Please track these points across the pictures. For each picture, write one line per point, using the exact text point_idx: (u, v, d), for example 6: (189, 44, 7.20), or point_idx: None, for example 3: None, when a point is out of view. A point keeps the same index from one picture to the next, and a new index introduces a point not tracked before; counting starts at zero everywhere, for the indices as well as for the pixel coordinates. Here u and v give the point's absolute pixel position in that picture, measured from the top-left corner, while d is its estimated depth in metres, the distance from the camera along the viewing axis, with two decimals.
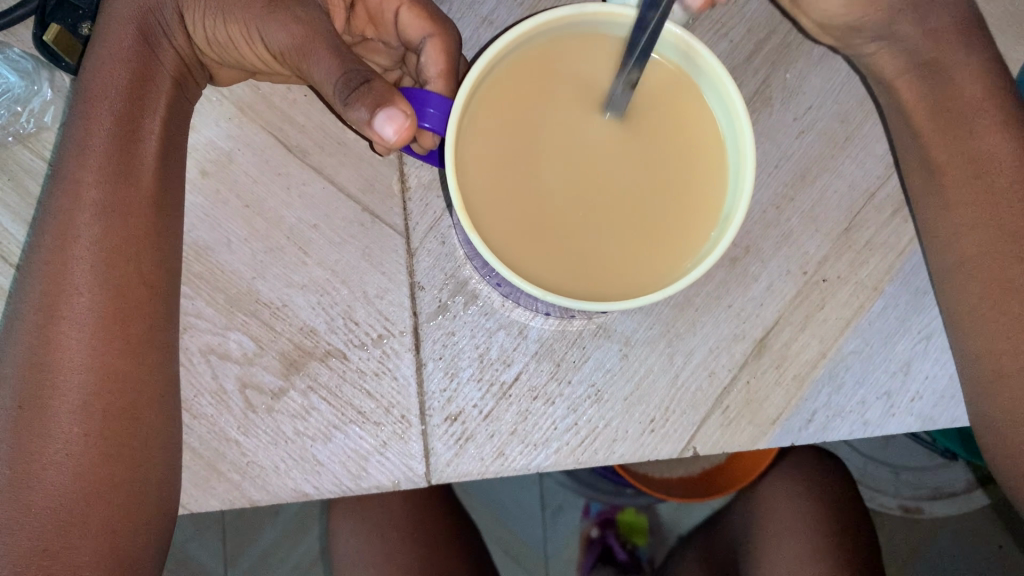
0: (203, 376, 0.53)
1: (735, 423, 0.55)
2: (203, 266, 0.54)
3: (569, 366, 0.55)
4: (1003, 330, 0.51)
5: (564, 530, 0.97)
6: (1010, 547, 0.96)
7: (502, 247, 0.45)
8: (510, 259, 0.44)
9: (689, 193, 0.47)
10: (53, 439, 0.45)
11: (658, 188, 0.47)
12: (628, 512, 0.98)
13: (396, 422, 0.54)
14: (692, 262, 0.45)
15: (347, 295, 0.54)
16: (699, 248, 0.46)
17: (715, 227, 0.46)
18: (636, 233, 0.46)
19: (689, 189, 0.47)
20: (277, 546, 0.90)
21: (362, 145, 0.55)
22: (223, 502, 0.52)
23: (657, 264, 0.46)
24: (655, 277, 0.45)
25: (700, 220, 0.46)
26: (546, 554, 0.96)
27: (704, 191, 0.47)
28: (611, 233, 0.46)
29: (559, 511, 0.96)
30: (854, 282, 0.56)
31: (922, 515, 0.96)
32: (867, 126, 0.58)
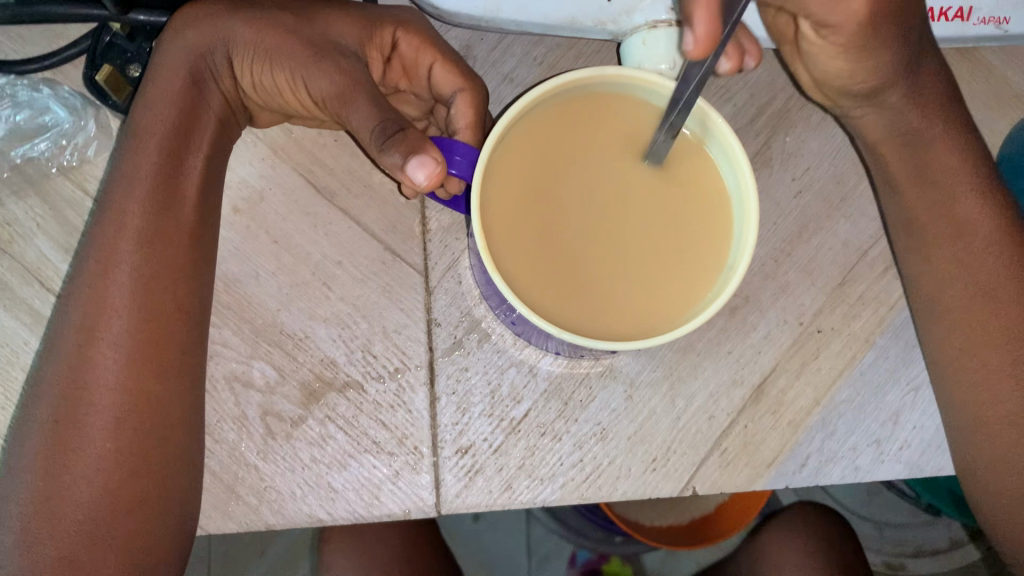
0: (227, 403, 0.55)
1: (733, 464, 0.57)
2: (231, 296, 0.56)
3: (577, 405, 0.57)
4: (999, 376, 0.53)
5: None
6: None
7: (516, 282, 0.48)
8: (524, 298, 0.47)
9: (695, 247, 0.50)
10: (87, 454, 0.47)
11: (666, 242, 0.50)
12: (612, 562, 1.01)
13: (408, 453, 0.56)
14: (694, 312, 0.48)
15: (366, 329, 0.57)
16: (701, 300, 0.49)
17: (717, 279, 0.49)
18: (642, 281, 0.49)
19: (697, 248, 0.50)
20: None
21: (387, 189, 0.59)
22: (240, 524, 0.54)
23: (659, 312, 0.48)
24: (655, 323, 0.48)
25: (704, 272, 0.49)
26: None
27: (710, 244, 0.50)
28: (618, 279, 0.49)
29: (546, 559, 0.99)
30: (846, 334, 0.59)
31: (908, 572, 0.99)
32: (859, 189, 0.61)
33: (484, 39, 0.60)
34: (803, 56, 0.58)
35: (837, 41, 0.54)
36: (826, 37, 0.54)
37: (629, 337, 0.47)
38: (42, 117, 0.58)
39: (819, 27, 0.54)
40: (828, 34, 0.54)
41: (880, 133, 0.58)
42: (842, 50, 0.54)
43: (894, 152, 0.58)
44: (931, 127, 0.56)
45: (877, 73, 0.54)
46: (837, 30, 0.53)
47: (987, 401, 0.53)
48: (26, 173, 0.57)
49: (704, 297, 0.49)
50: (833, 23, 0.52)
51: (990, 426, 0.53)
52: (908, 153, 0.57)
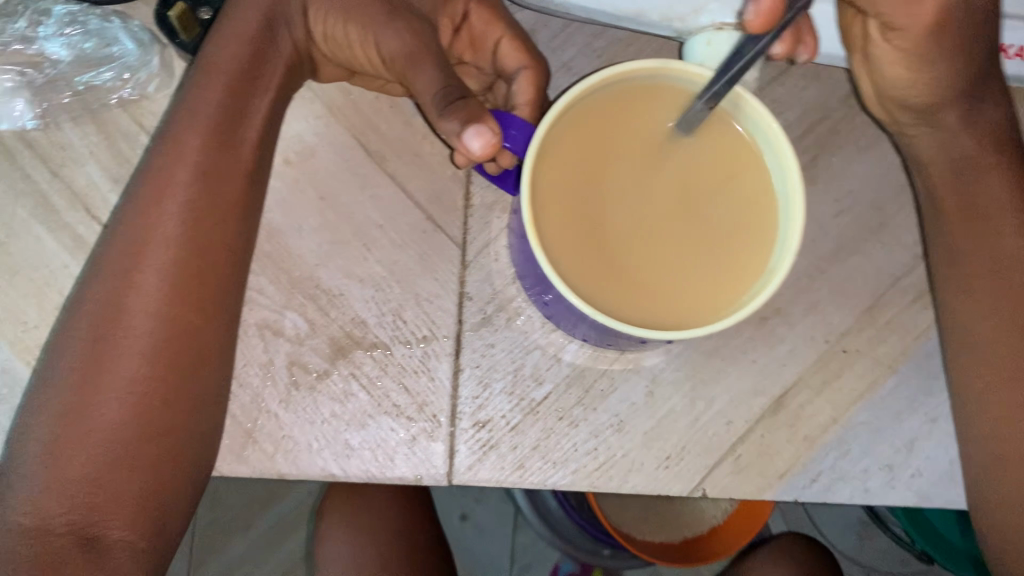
0: (256, 349, 0.56)
1: (746, 471, 0.58)
2: (273, 246, 0.57)
3: (597, 395, 0.58)
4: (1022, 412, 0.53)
5: None
6: None
7: (560, 259, 0.48)
8: (565, 276, 0.48)
9: (735, 246, 0.50)
10: (120, 376, 0.48)
11: (709, 241, 0.50)
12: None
13: (427, 420, 0.56)
14: (729, 310, 0.49)
15: (400, 295, 0.58)
16: (737, 299, 0.49)
17: (755, 281, 0.49)
18: (681, 274, 0.50)
19: (737, 247, 0.50)
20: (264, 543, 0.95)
21: (436, 160, 0.60)
22: (254, 470, 0.55)
23: (694, 307, 0.49)
24: (690, 317, 0.49)
25: (742, 272, 0.50)
26: None
27: (750, 246, 0.50)
28: (657, 269, 0.50)
29: (528, 569, 1.02)
30: (871, 357, 0.60)
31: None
32: (900, 217, 0.62)
33: (548, 27, 0.61)
34: (870, 71, 0.59)
35: (901, 45, 0.56)
36: (890, 41, 0.56)
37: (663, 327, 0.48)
38: (110, 48, 0.59)
39: (886, 32, 0.56)
40: (895, 37, 0.56)
41: (934, 155, 0.59)
42: (904, 56, 0.56)
43: (938, 172, 0.58)
44: (983, 156, 0.57)
45: (937, 85, 0.56)
46: (904, 33, 0.55)
47: (1009, 437, 0.53)
48: (87, 101, 0.58)
49: (739, 299, 0.49)
50: (900, 25, 0.55)
51: (1009, 461, 0.53)
52: (948, 177, 0.58)
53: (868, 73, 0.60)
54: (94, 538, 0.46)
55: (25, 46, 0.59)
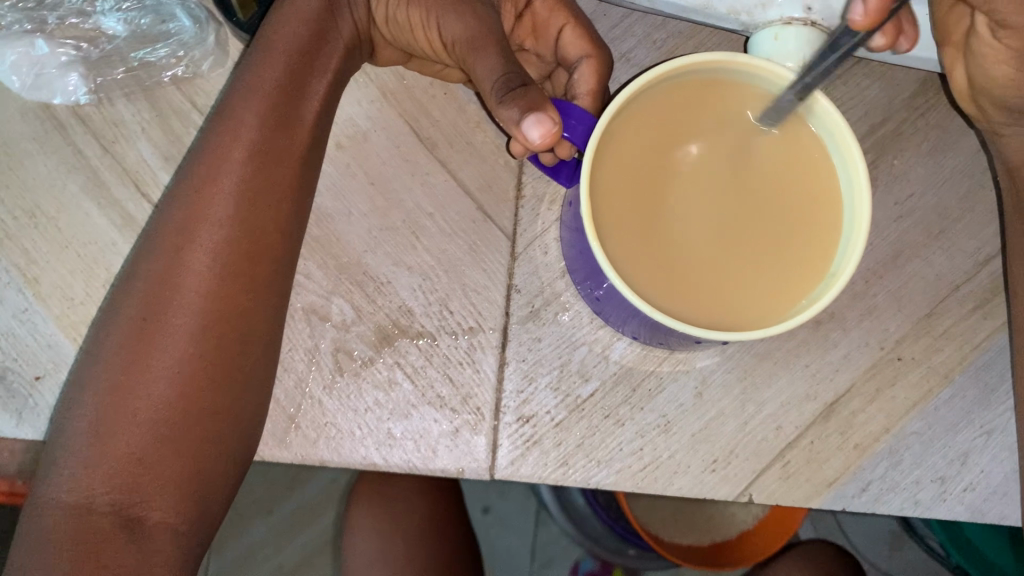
0: (302, 334, 0.55)
1: (794, 478, 0.57)
2: (321, 231, 0.57)
3: (644, 394, 0.57)
4: None
5: None
6: None
7: (617, 253, 0.47)
8: (622, 272, 0.47)
9: (798, 248, 0.49)
10: (168, 354, 0.47)
11: (771, 241, 0.49)
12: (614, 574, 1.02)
13: (471, 413, 0.56)
14: (789, 313, 0.48)
15: (447, 285, 0.57)
16: (797, 302, 0.48)
17: (817, 284, 0.48)
18: (741, 274, 0.48)
19: (799, 249, 0.49)
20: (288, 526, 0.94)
21: (489, 148, 0.59)
22: (296, 455, 0.54)
23: (754, 308, 0.48)
24: (749, 319, 0.48)
25: (804, 274, 0.48)
26: None
27: (812, 248, 0.49)
28: (716, 268, 0.48)
29: (549, 565, 1.00)
30: (926, 366, 0.58)
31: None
32: (962, 223, 0.60)
33: (608, 16, 0.60)
34: (966, 54, 0.54)
35: (1012, 44, 0.50)
36: (1000, 39, 0.51)
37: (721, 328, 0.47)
38: (166, 24, 0.59)
39: (998, 28, 0.50)
40: (1006, 36, 0.50)
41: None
42: (1013, 56, 0.51)
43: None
44: None
45: None
46: (1016, 33, 0.49)
47: None
48: (140, 77, 0.58)
49: (799, 302, 0.48)
50: (1012, 26, 0.49)
51: None
52: None
53: (963, 55, 0.55)
54: (137, 519, 0.46)
55: (82, 19, 0.59)
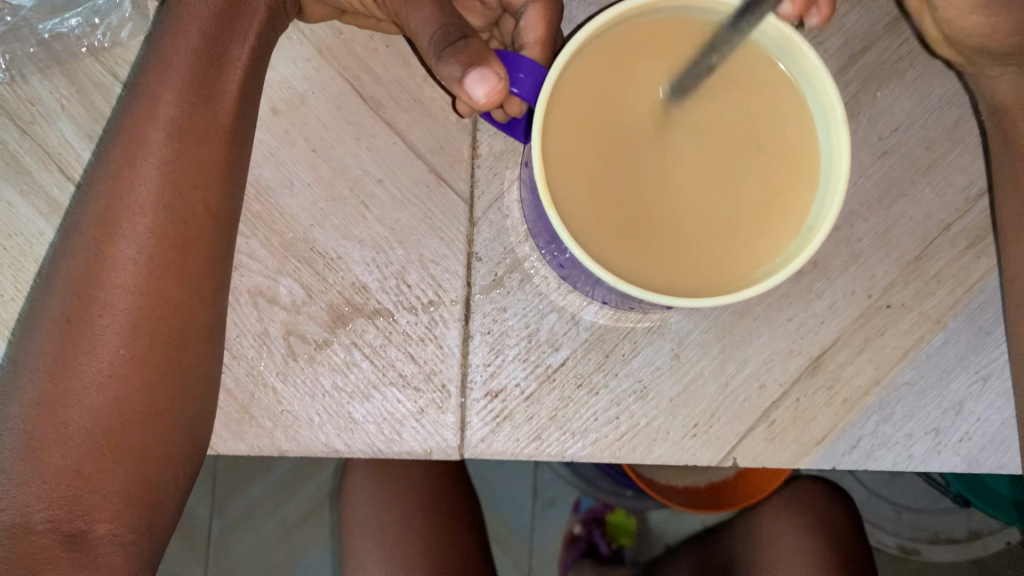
0: (249, 318, 0.52)
1: (780, 438, 0.54)
2: (262, 206, 0.53)
3: (618, 359, 0.53)
4: None
5: (550, 524, 0.93)
6: None
7: (575, 219, 0.43)
8: (582, 240, 0.43)
9: (771, 201, 0.45)
10: (99, 358, 0.45)
11: (741, 195, 0.45)
12: (617, 512, 0.93)
13: (435, 390, 0.52)
14: (765, 273, 0.44)
15: (402, 257, 0.53)
16: (773, 260, 0.44)
17: (793, 240, 0.44)
18: (710, 234, 0.44)
19: (773, 202, 0.45)
20: (281, 487, 0.86)
21: (439, 105, 0.54)
22: (252, 447, 0.52)
23: (726, 270, 0.44)
24: (721, 282, 0.44)
25: (779, 229, 0.45)
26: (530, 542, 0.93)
27: (787, 199, 0.45)
28: (683, 228, 0.44)
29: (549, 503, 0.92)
30: (917, 313, 0.55)
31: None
32: (951, 157, 0.56)
33: None
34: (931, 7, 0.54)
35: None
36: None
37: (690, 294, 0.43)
38: None
39: None
40: None
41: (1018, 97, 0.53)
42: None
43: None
44: None
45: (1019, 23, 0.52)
46: None
47: None
48: (54, 50, 0.53)
49: (775, 261, 0.44)
50: None
51: None
52: None
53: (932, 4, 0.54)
54: (81, 534, 0.44)
55: None
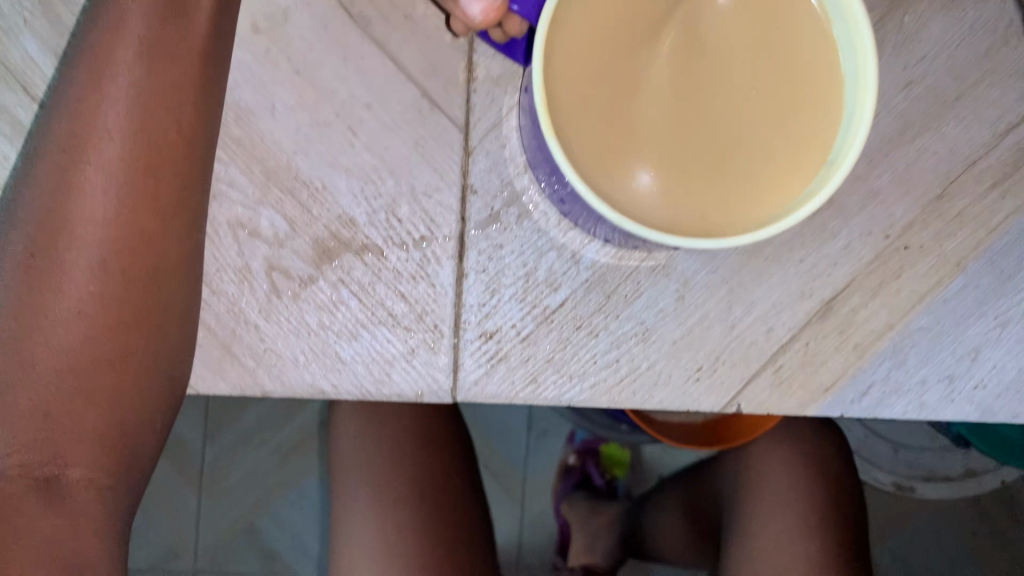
0: (229, 252, 0.49)
1: (787, 384, 0.51)
2: (243, 131, 0.49)
3: (620, 300, 0.50)
4: None
5: (544, 454, 1.06)
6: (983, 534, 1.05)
7: (575, 144, 0.40)
8: (581, 167, 0.39)
9: (788, 137, 0.41)
10: (68, 295, 0.46)
11: (754, 130, 0.41)
12: (611, 445, 1.08)
13: (427, 331, 0.50)
14: (774, 215, 0.41)
15: (392, 188, 0.50)
16: (784, 201, 0.41)
17: (808, 181, 0.41)
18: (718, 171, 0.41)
19: (790, 138, 0.41)
20: (278, 415, 1.03)
21: (432, 23, 0.50)
22: (233, 387, 0.49)
23: (732, 211, 0.41)
24: (725, 223, 0.41)
25: (793, 168, 0.41)
26: (525, 472, 1.06)
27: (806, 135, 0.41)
28: (689, 163, 0.41)
29: (545, 434, 1.06)
30: (937, 254, 0.52)
31: (915, 494, 1.05)
32: (981, 88, 0.52)
33: None
34: None
35: None
36: None
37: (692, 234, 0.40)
38: None
39: None
40: None
41: None
42: None
43: None
44: None
45: None
46: None
47: None
48: None
49: (786, 202, 0.41)
50: None
51: None
52: None
53: None
54: (53, 479, 0.46)
55: None
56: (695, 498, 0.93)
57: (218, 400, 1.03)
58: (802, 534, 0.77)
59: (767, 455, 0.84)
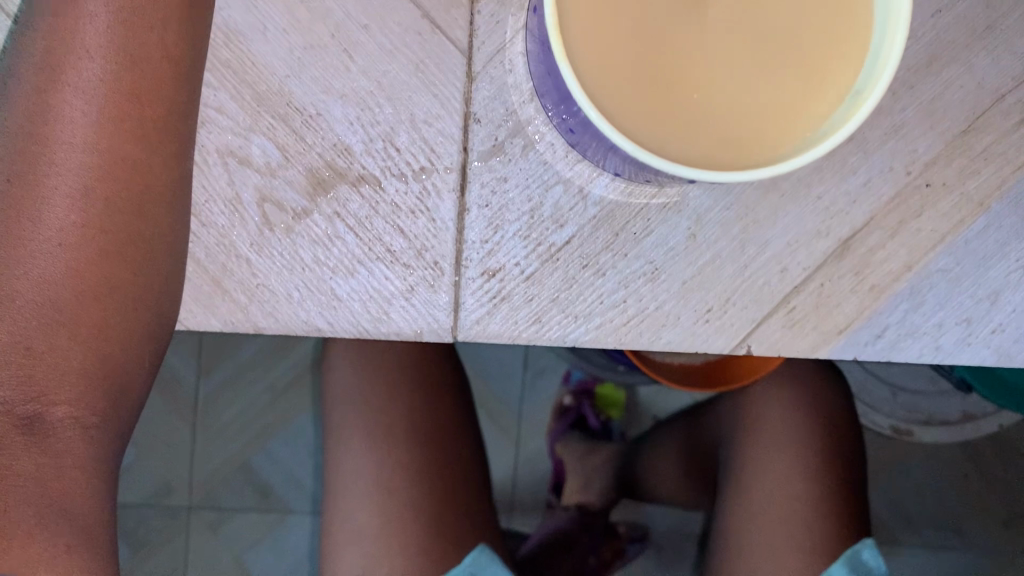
0: (219, 181, 0.47)
1: (800, 326, 0.50)
2: (232, 53, 0.46)
3: (628, 238, 0.48)
4: None
5: (541, 394, 1.05)
6: (976, 477, 1.06)
7: (585, 65, 0.37)
8: (591, 89, 0.37)
9: (812, 65, 0.38)
10: (48, 225, 0.45)
11: (777, 55, 0.38)
12: (606, 386, 1.06)
13: (427, 268, 0.48)
14: (791, 148, 0.38)
15: (391, 115, 0.47)
16: (803, 134, 0.38)
17: (830, 114, 0.38)
18: (737, 97, 0.38)
19: (814, 67, 0.38)
20: (271, 352, 1.02)
21: None
22: (225, 323, 0.47)
23: (749, 142, 0.38)
24: (741, 154, 0.38)
25: (815, 99, 0.38)
26: (520, 413, 1.04)
27: (830, 65, 0.38)
28: (706, 88, 0.38)
29: (542, 374, 1.04)
30: (959, 193, 0.49)
31: (912, 436, 1.04)
32: (1014, 16, 0.49)
33: None
34: None
35: None
36: None
37: (705, 165, 0.37)
38: None
39: None
40: None
41: None
42: None
43: None
44: None
45: None
46: None
47: None
48: None
49: (805, 136, 0.38)
50: None
51: None
52: None
53: None
54: (37, 418, 0.44)
55: None
56: (692, 442, 0.92)
57: (211, 336, 1.01)
58: (799, 475, 0.77)
59: (765, 399, 0.81)
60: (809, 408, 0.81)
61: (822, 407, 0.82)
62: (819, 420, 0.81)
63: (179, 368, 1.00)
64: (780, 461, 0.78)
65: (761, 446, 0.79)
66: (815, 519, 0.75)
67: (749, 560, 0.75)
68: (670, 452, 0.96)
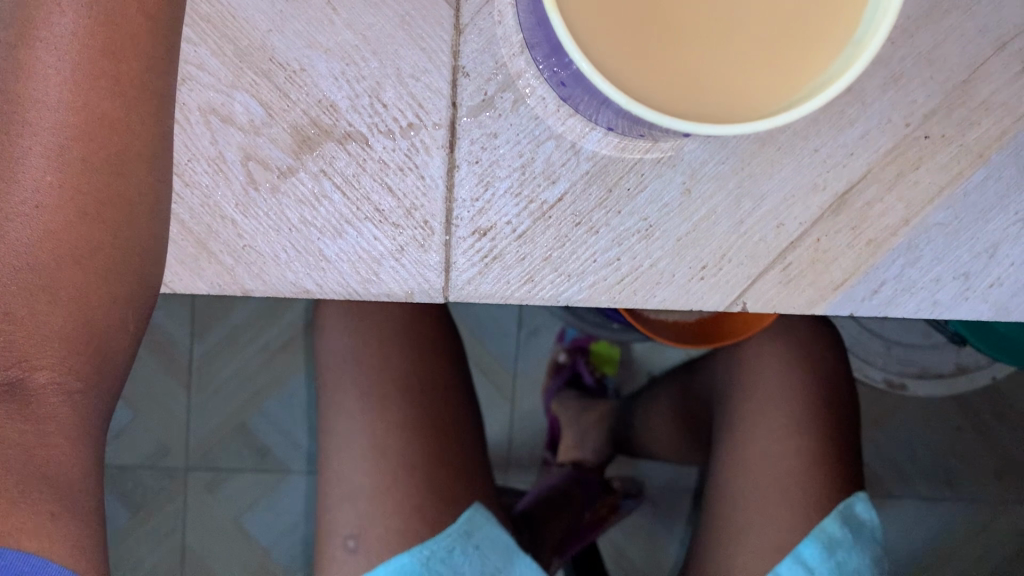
0: (202, 140, 0.45)
1: (795, 282, 0.49)
2: (212, 7, 0.45)
3: (622, 195, 0.47)
4: None
5: (535, 351, 1.05)
6: (968, 430, 1.07)
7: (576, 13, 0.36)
8: (581, 37, 0.35)
9: (809, 20, 0.37)
10: (24, 187, 0.44)
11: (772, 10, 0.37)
12: (600, 343, 1.06)
13: (416, 228, 0.47)
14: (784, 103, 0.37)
15: (377, 70, 0.45)
16: (797, 90, 0.37)
17: (825, 70, 0.37)
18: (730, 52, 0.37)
19: (809, 22, 0.37)
20: (264, 313, 1.01)
21: None
22: (211, 286, 0.46)
23: (741, 97, 0.37)
24: (732, 110, 0.37)
25: (810, 55, 0.37)
26: (514, 372, 1.05)
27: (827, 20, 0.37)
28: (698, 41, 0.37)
29: (536, 333, 1.04)
30: (959, 145, 0.48)
31: (905, 390, 1.04)
32: None
33: None
34: None
35: None
36: None
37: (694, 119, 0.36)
38: None
39: None
40: None
41: None
42: None
43: None
44: None
45: None
46: None
47: None
48: None
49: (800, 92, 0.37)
50: None
51: None
52: None
53: None
54: (19, 383, 0.45)
55: None
56: (687, 399, 0.92)
57: (204, 298, 1.00)
58: (791, 430, 0.77)
59: (758, 353, 0.81)
60: (805, 366, 0.80)
61: (818, 366, 0.81)
62: (815, 379, 0.80)
63: (169, 328, 1.00)
64: (773, 417, 0.78)
65: (756, 403, 0.79)
66: (805, 475, 0.76)
67: (742, 514, 0.76)
68: (666, 407, 0.96)
